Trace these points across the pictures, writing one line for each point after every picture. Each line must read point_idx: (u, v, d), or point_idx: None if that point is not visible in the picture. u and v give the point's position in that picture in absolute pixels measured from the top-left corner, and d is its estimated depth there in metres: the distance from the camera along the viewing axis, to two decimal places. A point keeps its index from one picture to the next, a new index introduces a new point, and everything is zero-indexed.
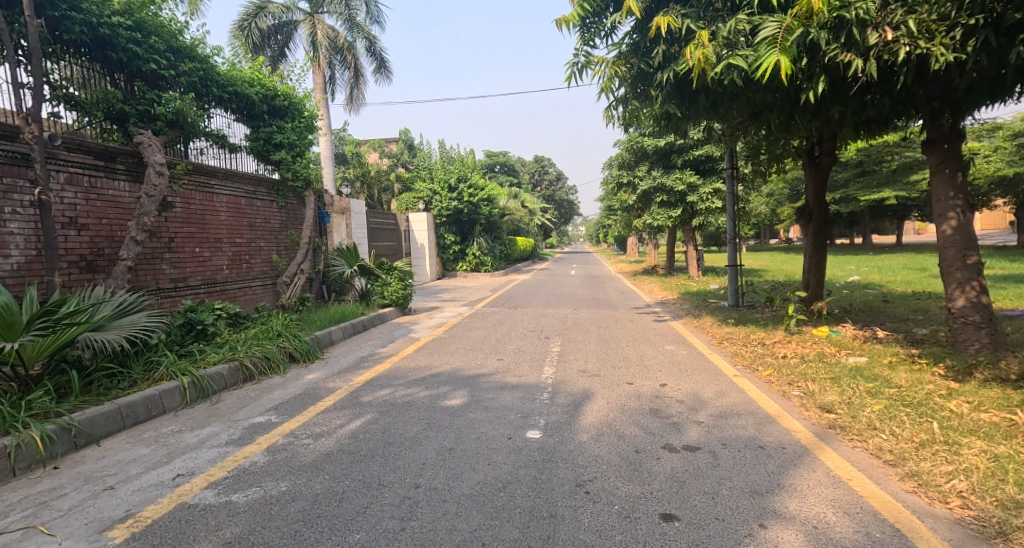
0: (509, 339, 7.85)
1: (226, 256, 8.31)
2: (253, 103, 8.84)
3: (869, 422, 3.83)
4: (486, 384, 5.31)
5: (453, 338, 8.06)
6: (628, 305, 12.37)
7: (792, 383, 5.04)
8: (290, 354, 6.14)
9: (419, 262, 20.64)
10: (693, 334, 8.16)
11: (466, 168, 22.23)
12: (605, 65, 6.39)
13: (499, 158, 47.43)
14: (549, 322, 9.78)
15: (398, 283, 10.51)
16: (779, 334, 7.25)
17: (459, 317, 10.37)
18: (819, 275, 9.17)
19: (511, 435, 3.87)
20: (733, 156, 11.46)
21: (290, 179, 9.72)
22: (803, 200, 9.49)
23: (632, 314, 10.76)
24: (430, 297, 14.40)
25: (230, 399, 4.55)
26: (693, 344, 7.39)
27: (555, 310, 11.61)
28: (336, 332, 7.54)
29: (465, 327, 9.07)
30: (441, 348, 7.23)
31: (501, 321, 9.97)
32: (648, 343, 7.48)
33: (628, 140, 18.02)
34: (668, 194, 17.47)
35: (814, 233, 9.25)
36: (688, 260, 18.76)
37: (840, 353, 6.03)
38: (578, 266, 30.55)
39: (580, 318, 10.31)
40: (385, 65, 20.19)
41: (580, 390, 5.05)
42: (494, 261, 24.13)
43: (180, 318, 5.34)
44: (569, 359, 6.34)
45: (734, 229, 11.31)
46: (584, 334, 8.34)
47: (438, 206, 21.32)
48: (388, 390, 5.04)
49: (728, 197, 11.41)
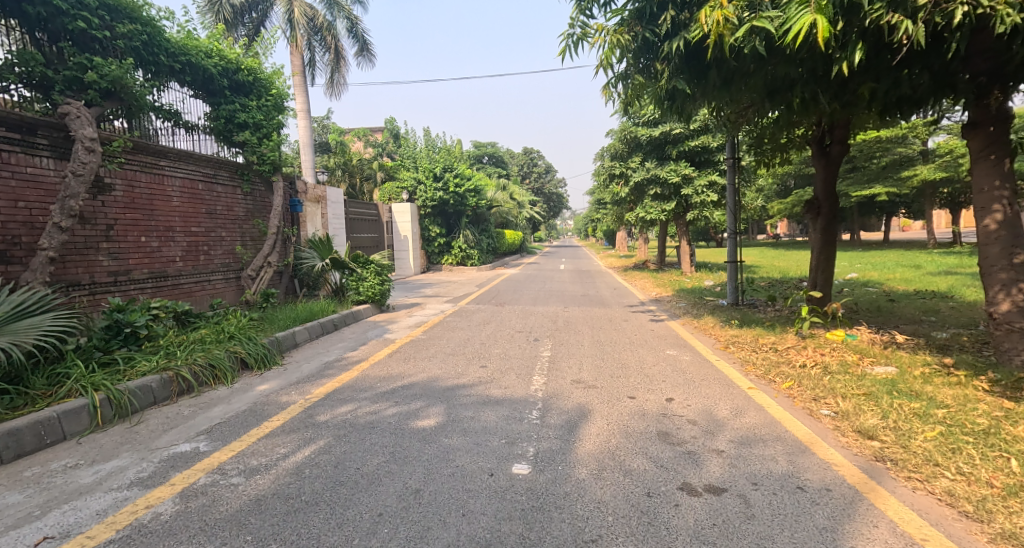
0: (494, 342, 7.12)
1: (179, 246, 7.48)
2: (211, 78, 8.07)
3: (927, 456, 3.14)
4: (466, 398, 4.59)
5: (432, 339, 7.32)
6: (621, 302, 11.70)
7: (818, 400, 4.37)
8: (242, 360, 5.32)
9: (402, 254, 19.85)
10: (694, 336, 7.50)
11: (453, 157, 21.45)
12: (604, 33, 5.68)
13: (487, 149, 46.54)
14: (538, 321, 9.08)
15: (375, 277, 9.65)
16: (791, 339, 6.59)
17: (441, 315, 9.62)
18: (828, 273, 8.56)
19: (492, 471, 3.16)
20: (733, 148, 10.72)
21: (255, 162, 8.91)
22: (811, 191, 8.83)
23: (627, 313, 10.09)
24: (412, 292, 13.60)
25: (154, 420, 3.78)
26: (696, 348, 6.72)
27: (545, 307, 10.90)
28: (301, 333, 6.76)
29: (447, 327, 8.33)
30: (419, 351, 6.50)
31: (486, 320, 9.25)
32: (648, 347, 6.80)
33: (621, 130, 17.34)
34: (663, 186, 16.81)
35: (823, 228, 8.59)
36: (681, 255, 18.13)
37: (863, 361, 5.36)
38: (567, 261, 29.92)
39: (572, 316, 9.61)
40: (367, 47, 19.34)
41: (576, 407, 4.35)
42: (481, 255, 23.35)
43: (105, 319, 4.57)
44: (561, 367, 5.63)
45: (735, 223, 10.64)
46: (576, 335, 7.64)
47: (423, 196, 20.42)
48: (350, 406, 4.29)
49: (729, 189, 10.74)
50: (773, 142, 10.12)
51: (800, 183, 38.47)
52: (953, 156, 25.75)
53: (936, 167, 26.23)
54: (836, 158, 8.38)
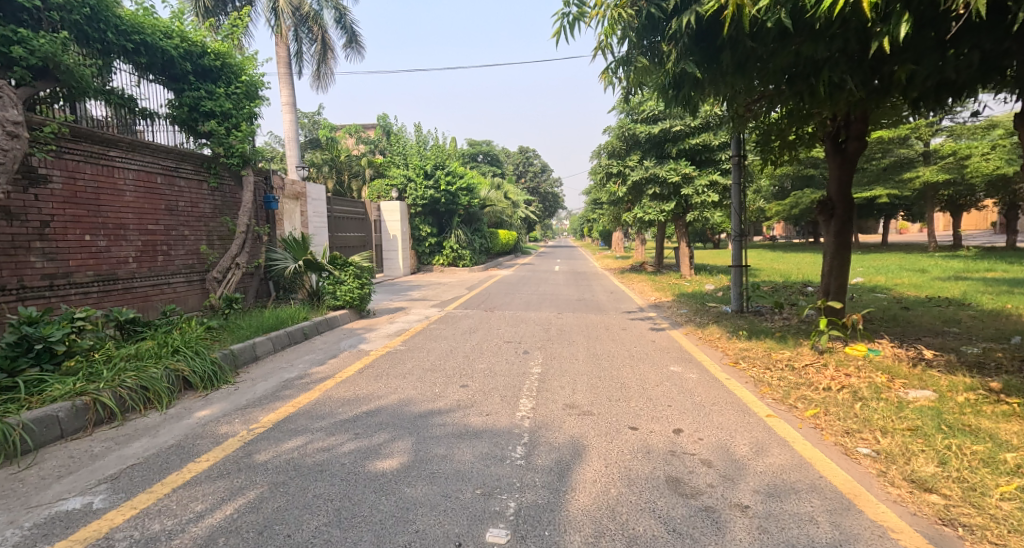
0: (479, 354, 6.47)
1: (133, 245, 6.77)
2: (172, 61, 7.37)
3: (1014, 526, 2.51)
4: (440, 429, 3.93)
5: (411, 351, 6.67)
6: (618, 307, 11.08)
7: (852, 434, 3.72)
8: (184, 380, 4.60)
9: (391, 254, 19.17)
10: (698, 350, 6.86)
11: (445, 154, 20.81)
12: (604, 8, 5.01)
13: (482, 147, 45.90)
14: (530, 329, 8.42)
15: (354, 281, 8.95)
16: (807, 354, 5.96)
17: (425, 322, 8.96)
18: (842, 279, 7.93)
19: (460, 540, 2.53)
20: (738, 144, 10.03)
21: (222, 154, 8.19)
22: (824, 190, 8.19)
23: (625, 320, 9.45)
24: (398, 296, 12.94)
25: (49, 463, 3.11)
26: (702, 364, 6.07)
27: (537, 313, 10.26)
28: (263, 345, 6.06)
29: (429, 336, 7.67)
30: (395, 366, 5.85)
31: (473, 327, 8.60)
32: (649, 362, 6.17)
33: (618, 126, 16.70)
34: (662, 186, 16.20)
35: (836, 231, 7.96)
36: (680, 257, 17.53)
37: (895, 384, 4.71)
38: (563, 261, 29.31)
39: (566, 324, 8.97)
40: (356, 39, 18.67)
41: (568, 442, 3.71)
42: (473, 255, 22.68)
43: (12, 334, 3.92)
44: (553, 388, 4.98)
45: (739, 225, 10.01)
46: (570, 347, 7.00)
47: (413, 194, 19.75)
48: (301, 440, 3.62)
49: (734, 187, 10.10)
50: (781, 137, 9.47)
51: (799, 184, 37.94)
52: (956, 158, 25.25)
53: (938, 168, 25.75)
54: (852, 155, 7.74)
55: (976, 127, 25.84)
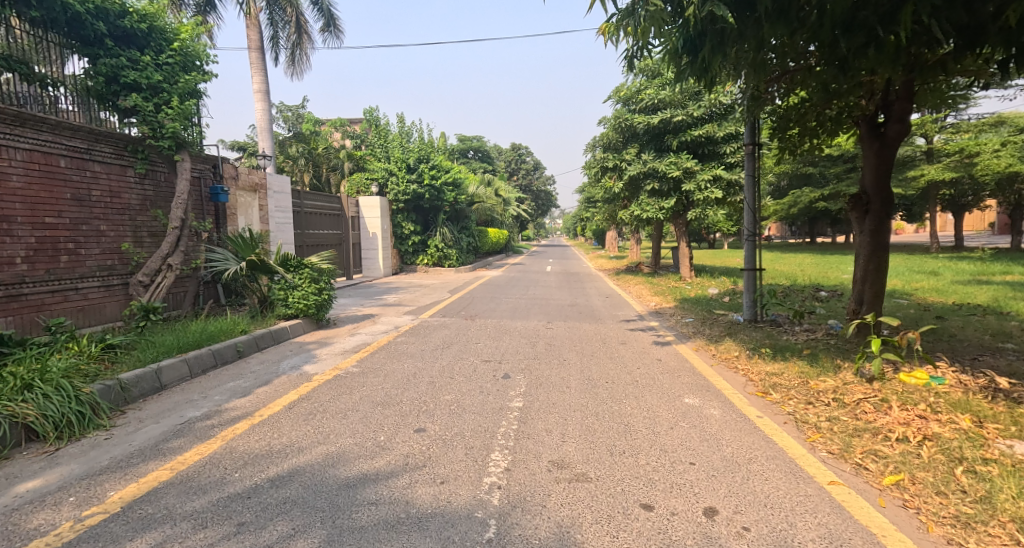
0: (447, 380, 5.27)
1: (22, 242, 5.56)
2: (79, 19, 6.19)
3: None
4: (369, 512, 2.74)
5: (366, 374, 5.45)
6: (615, 315, 9.89)
7: (973, 528, 2.59)
8: (26, 428, 3.38)
9: (370, 254, 17.94)
10: (714, 373, 5.67)
11: (429, 147, 19.57)
12: None
13: (472, 143, 44.77)
14: (513, 343, 7.22)
15: (309, 285, 7.68)
16: (853, 382, 4.79)
17: (393, 334, 7.74)
18: (878, 287, 6.78)
19: None
20: (753, 131, 8.86)
21: (149, 136, 6.88)
22: (858, 182, 7.03)
23: (623, 332, 8.26)
24: (372, 300, 11.70)
25: None
26: (724, 396, 4.88)
27: (523, 322, 9.04)
28: (176, 370, 4.79)
29: (393, 353, 6.46)
30: (339, 396, 4.63)
31: (448, 340, 7.38)
32: (657, 391, 4.98)
33: (614, 116, 15.55)
34: (661, 181, 15.11)
35: (872, 231, 6.79)
36: (680, 259, 16.43)
37: (991, 433, 3.56)
38: (556, 261, 28.18)
39: (555, 337, 7.76)
40: (333, 22, 17.45)
41: (554, 541, 2.54)
42: (460, 255, 21.44)
43: None
44: (534, 436, 3.80)
45: (752, 223, 8.84)
46: (560, 368, 5.80)
47: (394, 189, 18.50)
48: (150, 539, 2.41)
49: (747, 179, 8.90)
50: (802, 119, 8.33)
51: (796, 184, 37.05)
52: (962, 155, 24.24)
53: (943, 167, 24.67)
54: (892, 139, 6.59)
55: (982, 123, 25.01)
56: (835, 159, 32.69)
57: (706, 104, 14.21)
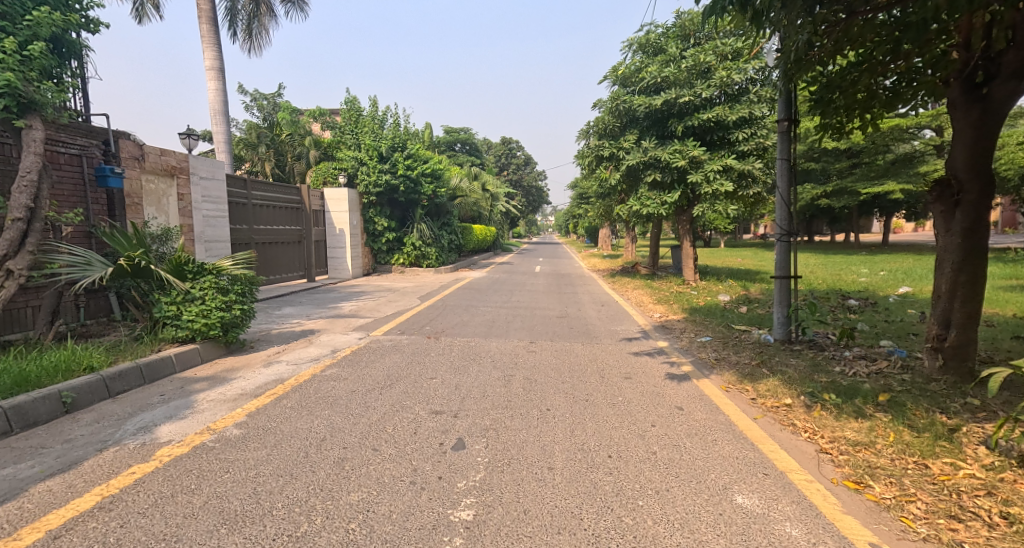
0: (366, 456, 3.46)
1: None
2: None
3: None
4: None
5: (247, 440, 3.62)
6: (613, 332, 8.10)
7: None
8: None
9: (337, 252, 16.05)
10: (768, 440, 3.86)
11: (405, 135, 17.73)
12: None
13: (459, 135, 43.16)
14: (481, 378, 5.42)
15: (214, 298, 5.79)
16: (1008, 475, 3.00)
17: (324, 363, 5.89)
18: (973, 307, 4.98)
19: None
20: (788, 103, 7.01)
21: None
22: (945, 164, 5.21)
23: (625, 359, 6.46)
24: (324, 310, 9.83)
25: None
26: (800, 492, 3.06)
27: (499, 344, 7.22)
28: None
29: (311, 397, 4.63)
30: (169, 498, 2.79)
31: (395, 373, 5.57)
32: (688, 483, 3.18)
33: (611, 98, 13.73)
34: (662, 171, 13.32)
35: (965, 229, 4.98)
36: (684, 260, 14.67)
37: None
38: (546, 261, 26.43)
39: (537, 366, 5.96)
40: None
41: None
42: (440, 254, 19.56)
43: None
44: None
45: (786, 220, 7.06)
46: (540, 429, 4.00)
47: (365, 179, 16.62)
48: None
49: (780, 165, 7.10)
50: (853, 87, 6.56)
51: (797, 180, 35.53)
52: None
53: None
54: (999, 104, 4.82)
55: None
56: (838, 154, 31.19)
57: (715, 83, 12.41)
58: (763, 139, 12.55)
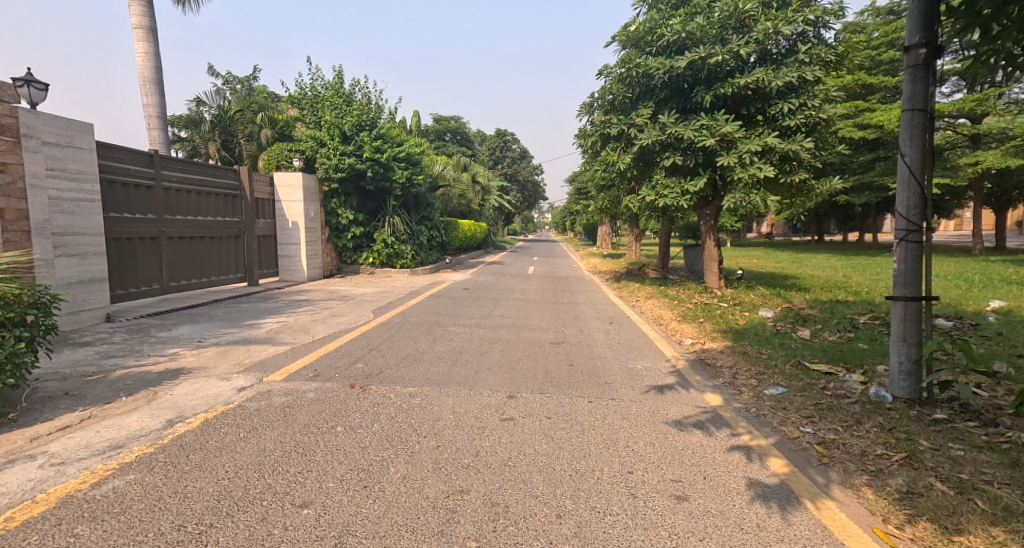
0: None
1: None
2: None
3: None
4: None
5: None
6: (632, 373, 5.48)
7: None
8: None
9: (289, 249, 13.35)
10: None
11: (374, 112, 15.04)
12: None
13: (448, 124, 40.66)
14: (395, 510, 2.76)
15: None
16: None
17: (129, 455, 3.24)
18: None
19: None
20: (926, 21, 4.36)
21: None
22: None
23: (662, 436, 3.84)
24: (231, 330, 7.16)
25: None
26: None
27: (458, 399, 4.56)
28: None
29: None
30: None
31: (238, 489, 2.92)
32: None
33: (621, 62, 11.06)
34: (685, 153, 10.66)
35: None
36: (709, 262, 12.05)
37: None
38: (540, 261, 23.77)
39: (514, 464, 3.30)
40: None
41: None
42: (418, 253, 16.87)
43: None
44: None
45: (919, 211, 4.42)
46: None
47: (324, 162, 13.86)
48: None
49: (910, 121, 4.47)
50: None
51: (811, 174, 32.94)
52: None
53: (1000, 153, 20.99)
54: None
55: None
56: None
57: (755, 38, 9.77)
58: (815, 111, 9.83)
